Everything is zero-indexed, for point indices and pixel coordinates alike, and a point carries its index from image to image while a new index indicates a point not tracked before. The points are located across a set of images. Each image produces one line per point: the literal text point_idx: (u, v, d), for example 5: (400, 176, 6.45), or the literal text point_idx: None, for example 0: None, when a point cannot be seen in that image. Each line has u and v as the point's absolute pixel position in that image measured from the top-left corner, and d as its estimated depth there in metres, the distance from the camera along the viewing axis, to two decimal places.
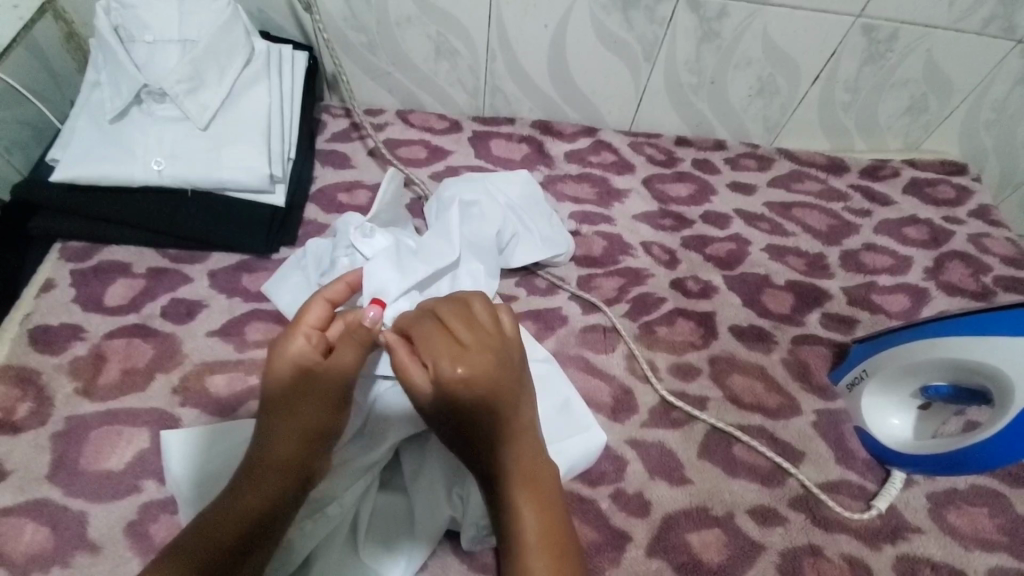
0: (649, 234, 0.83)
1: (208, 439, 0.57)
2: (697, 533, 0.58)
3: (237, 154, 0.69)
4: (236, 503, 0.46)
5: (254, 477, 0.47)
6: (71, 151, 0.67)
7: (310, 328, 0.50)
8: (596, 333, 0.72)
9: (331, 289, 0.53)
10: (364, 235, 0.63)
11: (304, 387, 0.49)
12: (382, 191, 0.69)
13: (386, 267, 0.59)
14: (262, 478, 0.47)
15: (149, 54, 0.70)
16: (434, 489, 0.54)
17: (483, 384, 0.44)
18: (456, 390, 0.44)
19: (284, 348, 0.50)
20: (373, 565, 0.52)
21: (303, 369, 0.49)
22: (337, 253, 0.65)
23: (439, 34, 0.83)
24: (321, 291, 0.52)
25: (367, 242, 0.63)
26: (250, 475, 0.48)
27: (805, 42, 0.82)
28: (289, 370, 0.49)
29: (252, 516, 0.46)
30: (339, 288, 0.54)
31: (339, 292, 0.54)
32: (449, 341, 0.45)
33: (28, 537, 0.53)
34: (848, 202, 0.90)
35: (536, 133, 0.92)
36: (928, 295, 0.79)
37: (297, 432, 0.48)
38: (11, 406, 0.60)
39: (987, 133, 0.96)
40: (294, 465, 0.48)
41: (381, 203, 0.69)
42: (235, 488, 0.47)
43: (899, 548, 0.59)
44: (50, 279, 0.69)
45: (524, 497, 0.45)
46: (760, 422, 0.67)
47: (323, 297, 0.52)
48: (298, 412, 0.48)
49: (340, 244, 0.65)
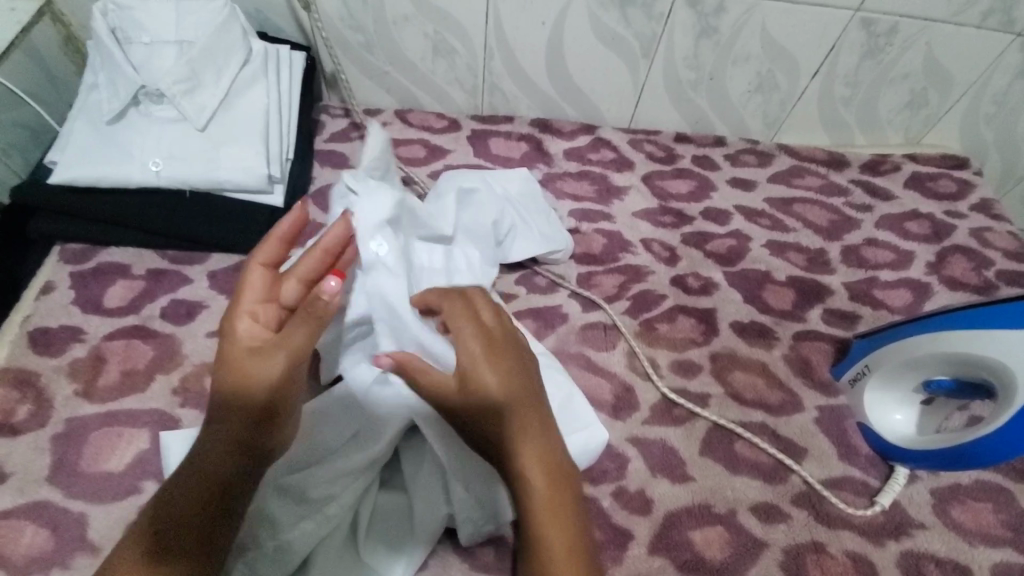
0: (649, 231, 0.82)
1: None
2: (699, 531, 0.58)
3: (234, 154, 0.69)
4: (192, 482, 0.45)
5: (211, 454, 0.45)
6: (69, 153, 0.67)
7: (252, 301, 0.48)
8: (596, 331, 0.71)
9: (263, 252, 0.49)
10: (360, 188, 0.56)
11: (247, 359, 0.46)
12: (371, 149, 0.60)
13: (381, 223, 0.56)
14: (218, 452, 0.45)
15: (146, 55, 0.69)
16: (433, 480, 0.54)
17: (506, 371, 0.48)
18: (483, 376, 0.47)
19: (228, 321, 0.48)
20: (374, 564, 0.52)
21: (246, 346, 0.46)
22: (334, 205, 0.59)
23: (436, 33, 0.83)
24: (253, 257, 0.49)
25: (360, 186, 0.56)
26: (207, 448, 0.45)
27: (804, 37, 0.82)
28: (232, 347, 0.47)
29: (207, 497, 0.44)
30: (275, 248, 0.49)
31: (275, 251, 0.49)
32: (473, 332, 0.49)
33: (28, 539, 0.53)
34: (849, 197, 0.89)
35: (535, 131, 0.91)
36: (930, 290, 0.79)
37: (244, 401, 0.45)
38: (10, 408, 0.60)
39: (988, 127, 0.95)
40: (242, 442, 0.45)
41: (373, 156, 0.61)
42: (192, 460, 0.45)
43: (903, 544, 0.59)
44: (49, 281, 0.69)
45: (542, 490, 0.45)
46: (762, 419, 0.66)
47: (257, 265, 0.49)
48: (239, 388, 0.45)
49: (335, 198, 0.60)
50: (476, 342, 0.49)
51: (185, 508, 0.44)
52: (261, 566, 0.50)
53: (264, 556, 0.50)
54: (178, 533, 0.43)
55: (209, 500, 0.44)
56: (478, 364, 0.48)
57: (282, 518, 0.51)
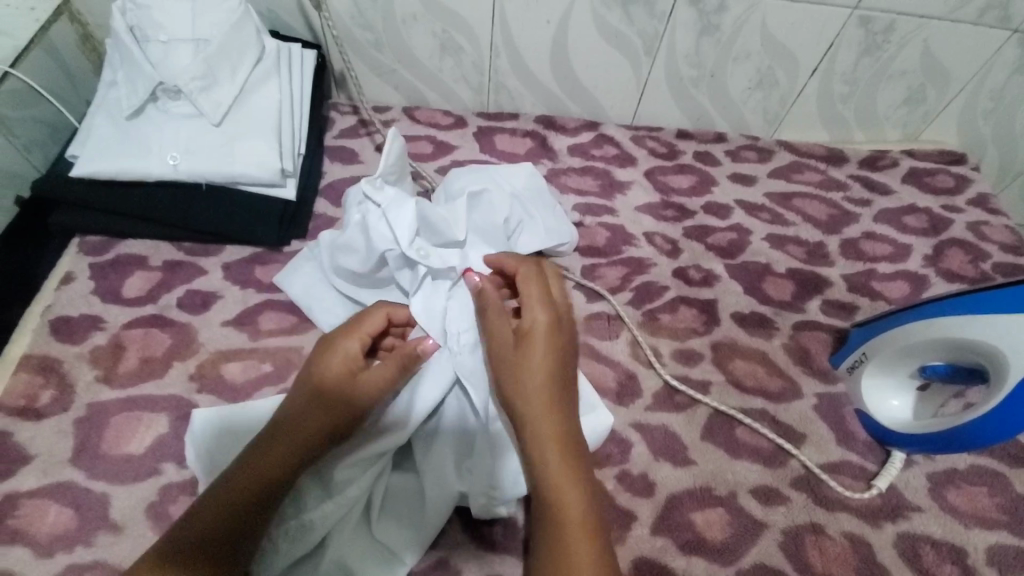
0: (652, 225, 0.84)
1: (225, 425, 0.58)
2: (700, 513, 0.60)
3: (249, 149, 0.71)
4: (246, 471, 0.49)
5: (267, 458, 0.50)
6: (89, 148, 0.70)
7: (365, 336, 0.57)
8: (600, 321, 0.73)
9: (393, 308, 0.60)
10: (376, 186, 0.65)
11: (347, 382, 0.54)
12: (385, 156, 0.66)
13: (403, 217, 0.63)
14: (270, 454, 0.50)
15: (163, 53, 0.71)
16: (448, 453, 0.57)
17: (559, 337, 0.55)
18: (543, 335, 0.54)
19: (338, 342, 0.56)
20: (387, 542, 0.54)
21: (349, 367, 0.55)
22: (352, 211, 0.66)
23: (443, 32, 0.85)
24: (387, 306, 0.60)
25: (380, 194, 0.64)
26: (264, 445, 0.51)
27: (804, 34, 0.84)
28: (338, 363, 0.55)
29: (257, 496, 0.48)
30: (401, 312, 0.61)
31: (401, 315, 0.61)
32: (539, 294, 0.58)
33: (52, 517, 0.55)
34: (848, 192, 0.91)
35: (540, 127, 0.93)
36: (927, 281, 0.80)
37: (330, 418, 0.52)
38: (34, 393, 0.62)
39: (985, 123, 0.97)
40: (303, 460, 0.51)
41: (388, 162, 0.67)
42: (257, 450, 0.50)
43: (900, 526, 0.60)
44: (69, 272, 0.71)
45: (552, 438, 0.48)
46: (762, 405, 0.68)
47: (382, 312, 0.59)
48: (331, 401, 0.53)
49: (353, 203, 0.67)
50: (541, 307, 0.56)
51: (234, 495, 0.48)
52: (281, 543, 0.52)
53: (285, 534, 0.52)
54: (216, 515, 0.47)
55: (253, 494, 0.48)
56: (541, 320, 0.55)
57: (305, 496, 0.53)
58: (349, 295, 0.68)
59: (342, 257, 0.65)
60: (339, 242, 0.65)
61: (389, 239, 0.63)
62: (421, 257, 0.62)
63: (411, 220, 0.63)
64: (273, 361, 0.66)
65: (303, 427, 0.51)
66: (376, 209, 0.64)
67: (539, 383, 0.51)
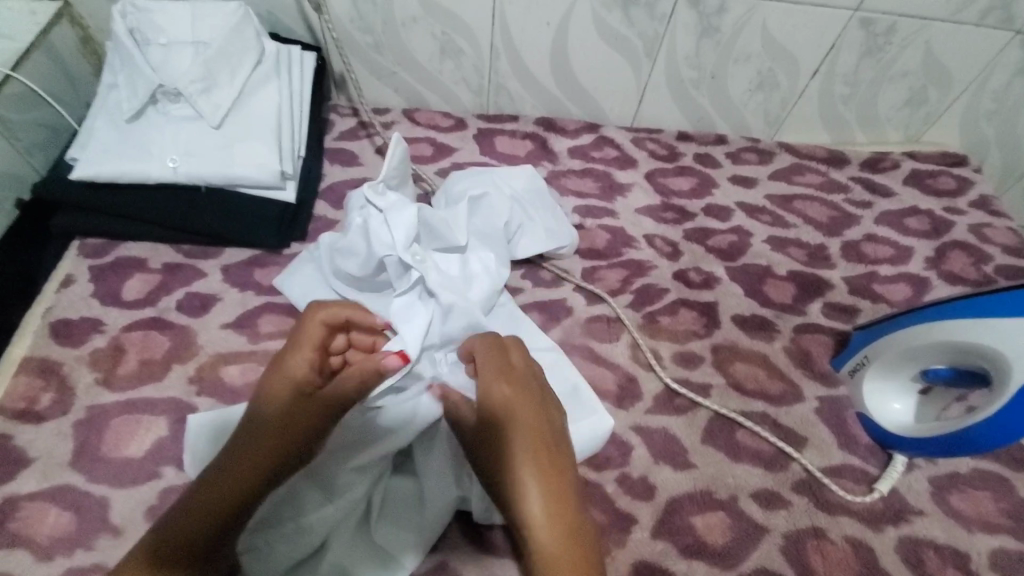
0: (652, 227, 0.84)
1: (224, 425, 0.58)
2: (701, 516, 0.59)
3: (250, 151, 0.71)
4: (211, 490, 0.48)
5: (216, 488, 0.48)
6: (89, 151, 0.69)
7: (313, 347, 0.55)
8: (600, 323, 0.73)
9: (330, 312, 0.57)
10: (378, 191, 0.65)
11: (297, 401, 0.52)
12: (389, 160, 0.66)
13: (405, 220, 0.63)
14: (219, 484, 0.48)
15: (163, 55, 0.71)
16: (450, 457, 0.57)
17: (528, 398, 0.53)
18: (504, 398, 0.52)
19: (287, 359, 0.55)
20: (388, 546, 0.54)
21: (298, 386, 0.53)
22: (352, 214, 0.66)
23: (443, 34, 0.85)
24: (319, 310, 0.57)
25: (383, 199, 0.64)
26: (214, 475, 0.49)
27: (805, 36, 0.83)
28: (286, 383, 0.53)
29: (215, 522, 0.47)
30: (343, 312, 0.58)
31: (343, 317, 0.57)
32: (490, 364, 0.55)
33: (51, 520, 0.55)
34: (849, 194, 0.91)
35: (540, 130, 0.93)
36: (929, 284, 0.80)
37: (281, 438, 0.50)
38: (34, 395, 0.62)
39: (987, 125, 0.96)
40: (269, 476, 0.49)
41: (391, 166, 0.67)
42: (222, 466, 0.49)
43: (902, 530, 0.60)
44: (69, 275, 0.71)
45: (551, 527, 0.46)
46: (763, 408, 0.68)
47: (320, 320, 0.56)
48: (287, 422, 0.51)
49: (355, 206, 0.67)
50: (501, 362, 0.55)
51: (203, 514, 0.47)
52: (281, 545, 0.52)
53: (284, 536, 0.52)
54: (190, 531, 0.46)
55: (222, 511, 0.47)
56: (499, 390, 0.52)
57: (307, 499, 0.53)
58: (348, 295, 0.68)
59: (342, 260, 0.66)
60: (340, 245, 0.65)
61: (389, 244, 0.63)
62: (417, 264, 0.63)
63: (412, 227, 0.63)
64: None
65: (255, 454, 0.49)
66: (378, 214, 0.64)
67: (515, 448, 0.49)
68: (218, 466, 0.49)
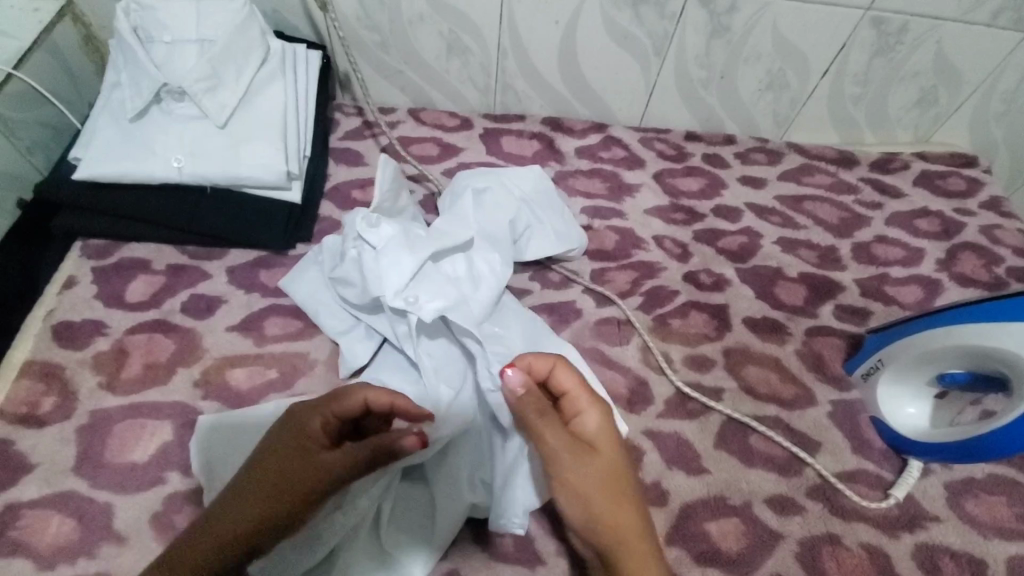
0: (661, 228, 0.83)
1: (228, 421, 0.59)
2: (715, 523, 0.58)
3: (255, 151, 0.70)
4: (210, 531, 0.45)
5: (216, 530, 0.45)
6: (92, 150, 0.68)
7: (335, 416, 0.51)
8: (610, 326, 0.72)
9: (377, 397, 0.52)
10: (370, 225, 0.63)
11: (299, 458, 0.47)
12: (378, 183, 0.67)
13: (399, 254, 0.62)
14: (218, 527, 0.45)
15: (168, 54, 0.70)
16: (474, 463, 0.56)
17: (617, 439, 0.52)
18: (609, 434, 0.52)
19: (305, 413, 0.50)
20: (397, 553, 0.53)
21: (305, 443, 0.48)
22: (346, 245, 0.65)
23: (450, 32, 0.84)
24: (367, 390, 0.52)
25: (374, 233, 0.63)
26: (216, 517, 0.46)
27: (816, 36, 0.83)
28: (300, 441, 0.49)
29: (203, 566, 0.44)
30: (385, 400, 0.53)
31: (383, 404, 0.53)
32: (590, 395, 0.53)
33: (54, 528, 0.54)
34: (859, 194, 0.90)
35: (547, 129, 0.92)
36: (941, 286, 0.79)
37: (288, 497, 0.46)
38: (36, 400, 0.61)
39: (997, 125, 0.96)
40: (275, 526, 0.46)
41: (382, 193, 0.68)
42: (230, 503, 0.46)
43: (918, 537, 0.59)
44: (71, 276, 0.70)
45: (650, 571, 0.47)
46: (775, 413, 0.67)
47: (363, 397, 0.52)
48: (285, 483, 0.46)
49: (348, 236, 0.65)
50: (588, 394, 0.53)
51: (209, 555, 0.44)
52: (290, 551, 0.51)
53: (293, 545, 0.51)
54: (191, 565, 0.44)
55: (227, 550, 0.45)
56: (601, 427, 0.52)
57: None
58: (351, 309, 0.67)
59: (341, 289, 0.66)
60: (338, 275, 0.65)
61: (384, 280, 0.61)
62: (411, 306, 0.60)
63: (405, 267, 0.61)
64: (279, 367, 0.65)
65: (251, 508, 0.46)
66: (371, 251, 0.63)
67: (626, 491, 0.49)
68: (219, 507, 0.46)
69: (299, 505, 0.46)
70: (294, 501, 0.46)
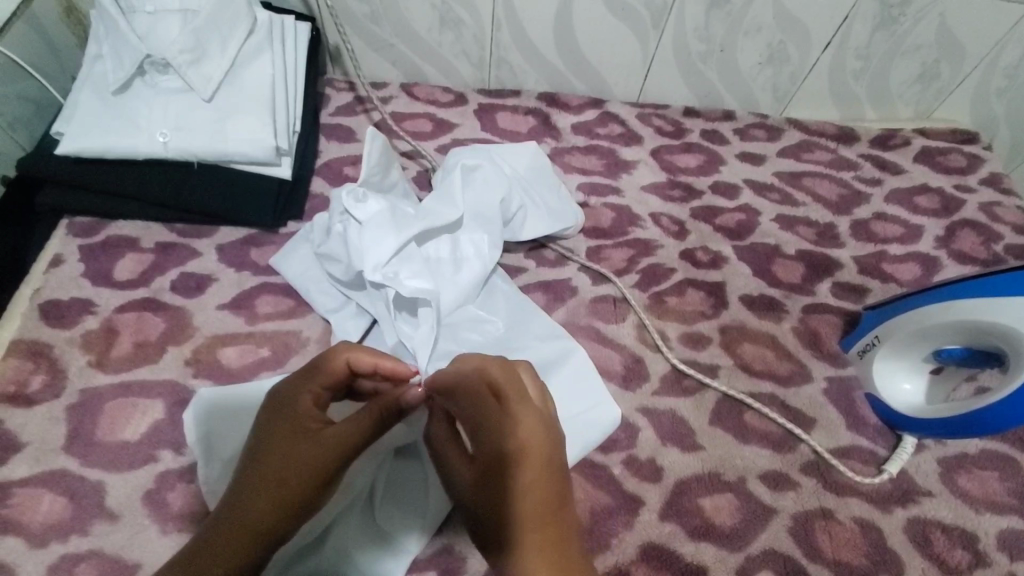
0: (658, 206, 0.82)
1: (223, 395, 0.58)
2: (709, 498, 0.59)
3: (241, 125, 0.69)
4: (237, 528, 0.44)
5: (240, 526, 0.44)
6: (74, 124, 0.67)
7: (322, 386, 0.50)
8: (606, 304, 0.71)
9: (358, 356, 0.50)
10: (357, 200, 0.62)
11: (301, 439, 0.47)
12: (366, 158, 0.66)
13: (381, 229, 0.61)
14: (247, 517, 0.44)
15: (150, 24, 0.68)
16: None
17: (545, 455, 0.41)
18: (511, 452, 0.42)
19: (292, 394, 0.50)
20: (392, 531, 0.53)
21: (302, 423, 0.48)
22: (332, 220, 0.64)
23: (443, 4, 0.82)
24: (347, 350, 0.50)
25: (360, 208, 0.61)
26: (238, 512, 0.44)
27: (818, 7, 0.81)
28: (295, 421, 0.48)
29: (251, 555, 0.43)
30: (368, 361, 0.50)
31: (368, 364, 0.50)
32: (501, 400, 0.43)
33: (46, 506, 0.53)
34: (859, 171, 0.89)
35: (542, 105, 0.90)
36: (939, 264, 0.78)
37: (302, 475, 0.45)
38: (24, 379, 0.60)
39: (999, 102, 0.94)
40: (297, 506, 0.45)
41: (371, 164, 0.67)
42: (247, 493, 0.45)
43: (911, 511, 0.59)
44: (58, 255, 0.69)
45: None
46: (771, 389, 0.67)
47: (344, 360, 0.50)
48: (292, 459, 0.46)
49: (335, 210, 0.64)
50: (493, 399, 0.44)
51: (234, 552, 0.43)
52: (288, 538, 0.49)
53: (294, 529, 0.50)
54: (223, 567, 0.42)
55: (259, 540, 0.44)
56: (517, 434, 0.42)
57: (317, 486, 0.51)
58: (339, 283, 0.66)
59: (329, 266, 0.65)
60: (325, 251, 0.64)
61: (363, 252, 0.60)
62: (390, 281, 0.60)
63: (389, 247, 0.61)
64: (271, 345, 0.65)
65: (278, 496, 0.45)
66: (356, 225, 0.62)
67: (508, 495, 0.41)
68: (239, 499, 0.45)
69: (316, 482, 0.46)
70: (310, 479, 0.45)
